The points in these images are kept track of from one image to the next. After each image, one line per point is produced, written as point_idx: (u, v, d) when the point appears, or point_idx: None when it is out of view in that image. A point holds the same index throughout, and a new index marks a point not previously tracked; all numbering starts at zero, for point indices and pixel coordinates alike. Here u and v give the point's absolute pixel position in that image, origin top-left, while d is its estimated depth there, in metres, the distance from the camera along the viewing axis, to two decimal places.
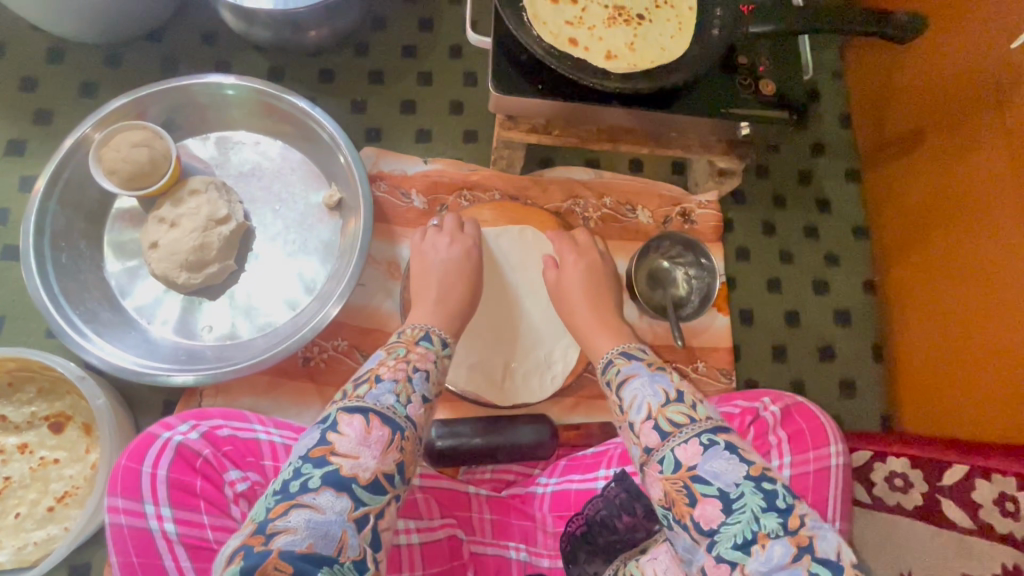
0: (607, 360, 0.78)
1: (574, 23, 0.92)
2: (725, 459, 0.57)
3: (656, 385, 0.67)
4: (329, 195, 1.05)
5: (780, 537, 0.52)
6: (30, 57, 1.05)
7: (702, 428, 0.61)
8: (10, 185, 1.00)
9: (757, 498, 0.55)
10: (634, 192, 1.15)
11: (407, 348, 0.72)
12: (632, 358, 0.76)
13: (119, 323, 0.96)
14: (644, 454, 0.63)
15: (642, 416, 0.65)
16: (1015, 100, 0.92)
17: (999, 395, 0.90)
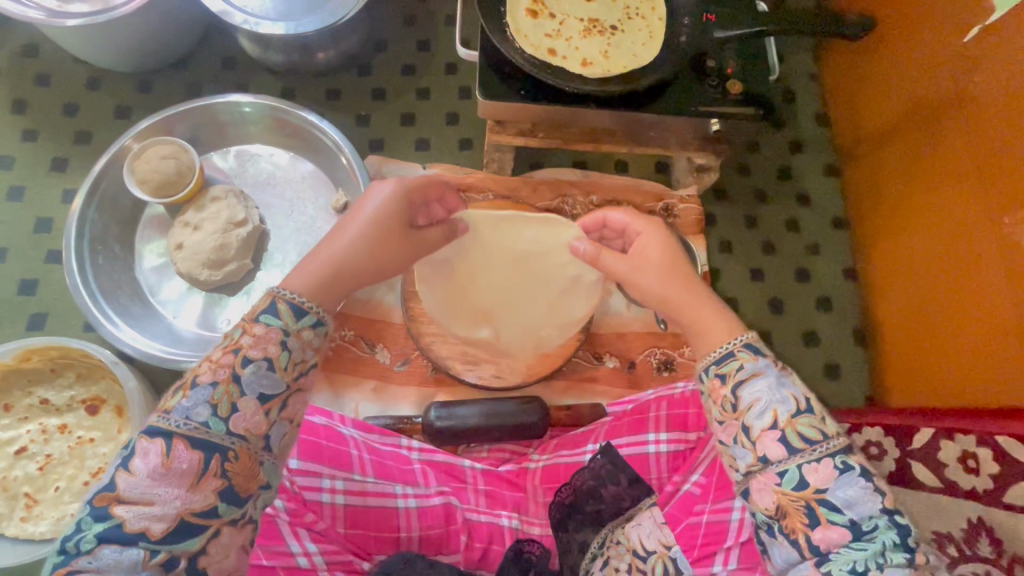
0: (724, 349, 0.72)
1: (552, 36, 1.02)
2: (858, 488, 0.62)
3: (785, 390, 0.66)
4: (336, 199, 1.14)
5: (900, 568, 0.59)
6: (72, 86, 1.18)
7: (834, 449, 0.63)
8: (54, 197, 1.12)
9: (888, 531, 0.60)
10: (619, 190, 1.23)
11: (243, 331, 0.67)
12: (756, 349, 0.70)
13: (148, 317, 1.06)
14: (758, 462, 0.65)
15: (766, 424, 0.65)
16: (973, 89, 0.98)
17: (982, 370, 0.92)
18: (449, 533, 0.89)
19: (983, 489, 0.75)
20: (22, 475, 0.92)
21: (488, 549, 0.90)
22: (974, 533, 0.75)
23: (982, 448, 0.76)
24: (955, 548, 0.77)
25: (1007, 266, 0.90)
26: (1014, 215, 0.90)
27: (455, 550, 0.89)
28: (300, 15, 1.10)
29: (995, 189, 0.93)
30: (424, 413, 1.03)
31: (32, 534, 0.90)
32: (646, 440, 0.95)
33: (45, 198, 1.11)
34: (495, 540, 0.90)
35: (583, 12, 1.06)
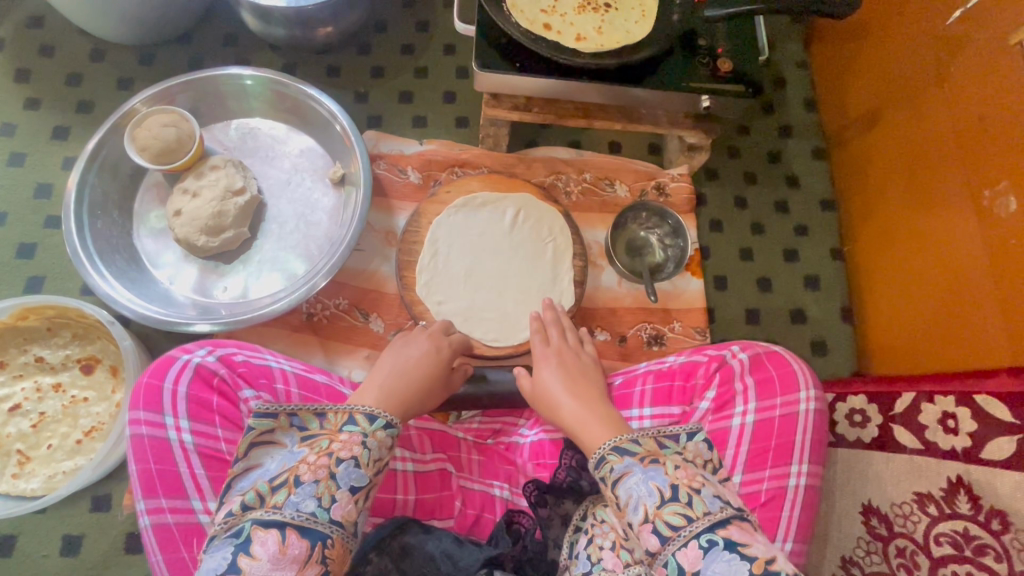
0: (598, 454, 0.73)
1: (548, 12, 1.05)
2: (723, 560, 0.59)
3: (651, 482, 0.67)
4: (334, 171, 1.16)
5: None
6: (76, 57, 1.20)
7: (699, 529, 0.62)
8: (55, 164, 1.13)
9: None
10: (613, 169, 1.25)
11: (330, 439, 0.70)
12: (623, 450, 0.71)
13: (144, 281, 1.07)
14: (648, 556, 0.65)
15: (640, 518, 0.65)
16: (954, 72, 1.01)
17: (971, 345, 0.93)
18: (443, 498, 0.91)
19: (962, 449, 0.77)
20: (15, 432, 0.93)
21: (480, 516, 0.92)
22: (952, 492, 0.76)
23: (962, 408, 0.79)
24: (936, 507, 0.77)
25: (990, 242, 0.92)
26: (994, 188, 0.92)
27: (449, 515, 0.90)
28: None
29: (975, 165, 0.96)
30: None
31: (24, 491, 0.90)
32: (632, 415, 0.99)
33: (46, 165, 1.13)
34: (487, 508, 0.93)
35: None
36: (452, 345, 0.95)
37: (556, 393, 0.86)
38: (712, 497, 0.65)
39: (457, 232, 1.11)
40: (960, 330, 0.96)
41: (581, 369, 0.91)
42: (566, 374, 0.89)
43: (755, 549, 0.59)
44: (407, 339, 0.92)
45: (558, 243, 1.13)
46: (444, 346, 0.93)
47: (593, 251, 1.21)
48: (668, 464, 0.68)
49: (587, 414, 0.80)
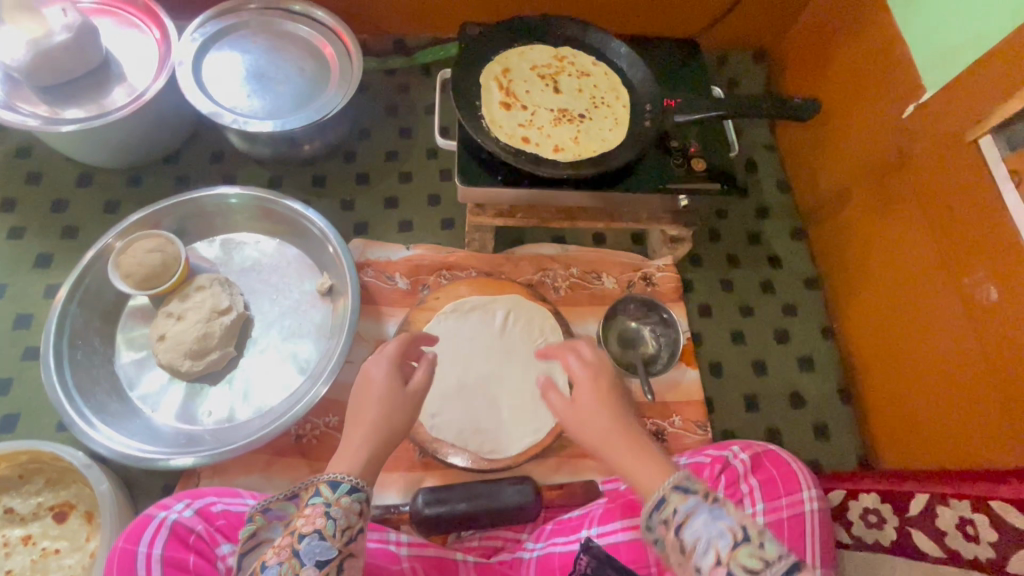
0: (657, 495, 0.63)
1: (526, 125, 1.09)
2: None
3: (720, 522, 0.59)
4: (321, 283, 1.16)
5: None
6: (63, 183, 1.22)
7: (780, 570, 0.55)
8: (36, 293, 1.12)
9: None
10: (598, 261, 1.27)
11: (297, 516, 0.72)
12: (687, 488, 0.62)
13: (125, 413, 1.03)
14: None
15: (711, 563, 0.58)
16: (915, 161, 1.06)
17: (979, 435, 0.92)
18: None
19: (986, 559, 0.74)
20: None
21: None
22: None
23: (979, 514, 0.77)
24: None
25: (977, 327, 0.93)
26: (974, 274, 0.94)
27: None
28: (287, 112, 1.15)
29: (949, 251, 0.98)
30: (411, 500, 1.00)
31: None
32: None
33: (27, 294, 1.11)
34: None
35: (552, 101, 1.13)
36: (399, 351, 0.89)
37: (586, 391, 0.73)
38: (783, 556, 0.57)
39: (446, 339, 1.10)
40: (967, 419, 0.94)
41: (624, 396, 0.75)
42: (606, 410, 0.72)
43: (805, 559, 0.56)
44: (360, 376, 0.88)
45: (550, 343, 1.12)
46: (389, 359, 0.88)
47: None
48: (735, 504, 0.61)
49: (637, 458, 0.68)
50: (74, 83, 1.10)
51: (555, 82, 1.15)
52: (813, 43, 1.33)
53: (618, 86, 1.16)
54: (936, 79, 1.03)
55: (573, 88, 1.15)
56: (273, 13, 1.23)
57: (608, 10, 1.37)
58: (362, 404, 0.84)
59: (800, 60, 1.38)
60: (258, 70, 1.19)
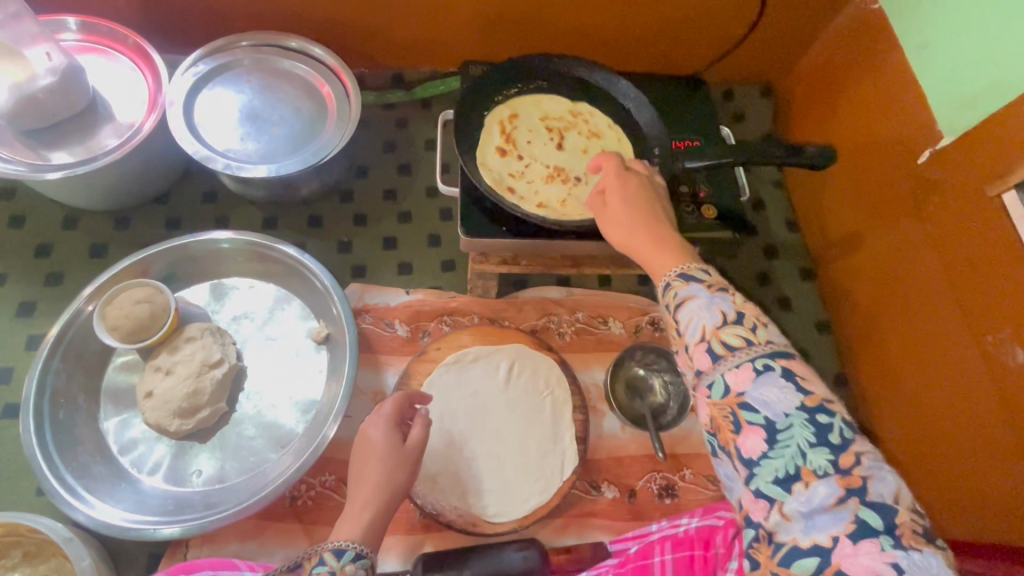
0: (665, 281, 0.74)
1: (516, 175, 1.06)
2: (777, 390, 0.61)
3: (715, 306, 0.67)
4: (318, 331, 1.11)
5: (826, 478, 0.56)
6: (48, 226, 1.17)
7: (757, 352, 0.63)
8: (18, 345, 1.07)
9: (804, 429, 0.59)
10: (605, 305, 1.23)
11: None
12: (690, 276, 0.72)
13: (110, 476, 0.97)
14: (695, 378, 0.67)
15: (697, 338, 0.67)
16: (931, 210, 1.03)
17: (1005, 500, 0.89)
18: None
19: None
20: None
21: None
22: None
23: None
24: None
25: (1000, 388, 0.90)
26: (996, 333, 0.91)
27: None
28: (283, 155, 1.11)
29: (969, 306, 0.95)
30: (411, 568, 0.95)
31: None
32: None
33: (8, 347, 1.07)
34: None
35: (552, 157, 1.09)
36: (397, 410, 0.89)
37: (613, 191, 0.86)
38: (777, 333, 0.66)
39: (449, 393, 1.05)
40: (992, 482, 0.91)
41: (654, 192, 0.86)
42: (630, 202, 0.84)
43: (813, 386, 0.61)
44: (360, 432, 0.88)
45: (556, 396, 1.08)
46: (387, 420, 0.87)
47: (592, 394, 1.15)
48: (734, 294, 0.68)
49: (658, 248, 0.79)
50: (59, 126, 1.06)
51: (563, 137, 1.11)
52: (821, 80, 1.31)
53: (623, 140, 1.11)
54: (950, 126, 1.00)
55: (578, 146, 1.11)
56: (268, 51, 1.19)
57: (613, 43, 1.33)
58: (362, 464, 0.83)
59: (808, 97, 1.36)
60: (253, 111, 1.15)
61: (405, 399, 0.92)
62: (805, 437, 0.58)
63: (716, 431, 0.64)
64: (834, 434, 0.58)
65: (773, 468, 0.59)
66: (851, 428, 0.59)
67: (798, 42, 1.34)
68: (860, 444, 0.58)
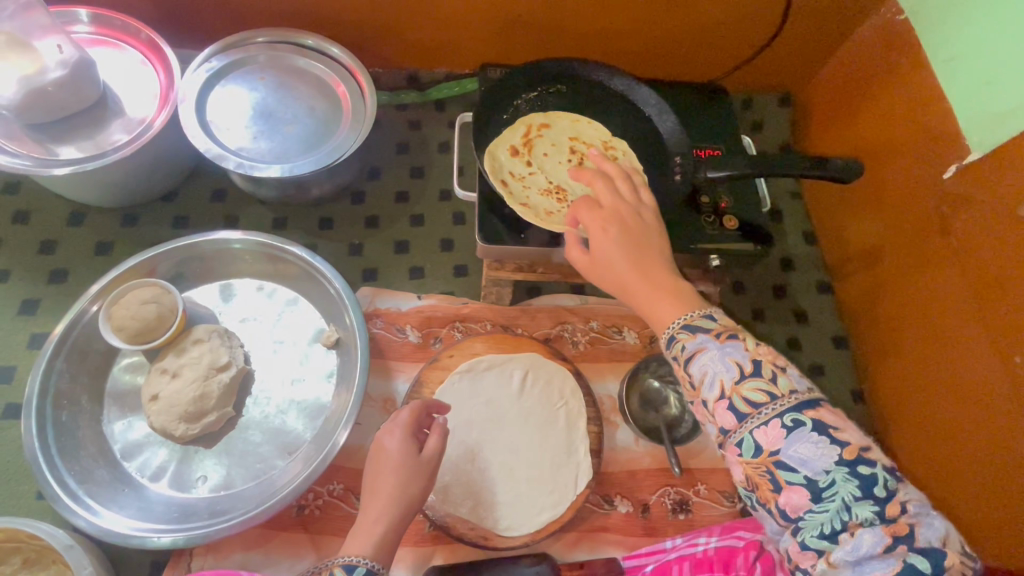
0: (669, 334, 0.74)
1: (516, 178, 1.02)
2: (810, 446, 0.62)
3: (728, 358, 0.68)
4: (327, 335, 1.09)
5: (872, 526, 0.58)
6: (53, 222, 1.14)
7: (782, 407, 0.64)
8: (20, 343, 1.04)
9: (848, 483, 0.60)
10: (619, 315, 1.21)
11: None
12: (695, 327, 0.72)
13: (113, 481, 0.95)
14: (721, 434, 0.68)
15: (716, 394, 0.67)
16: (959, 225, 1.00)
17: None
18: None
19: None
20: None
21: None
22: None
23: None
24: None
25: None
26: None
27: None
28: (296, 155, 1.09)
29: (999, 324, 0.93)
30: None
31: None
32: None
33: (10, 345, 1.04)
34: None
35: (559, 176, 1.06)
36: (414, 419, 0.86)
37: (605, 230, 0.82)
38: (797, 378, 0.66)
39: (461, 401, 1.03)
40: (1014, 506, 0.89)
41: (640, 231, 0.82)
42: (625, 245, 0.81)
43: (846, 435, 0.62)
44: (376, 439, 0.86)
45: (569, 407, 1.06)
46: (403, 430, 0.84)
47: (606, 406, 1.13)
48: (746, 341, 0.69)
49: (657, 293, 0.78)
50: (68, 121, 1.03)
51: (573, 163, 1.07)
52: (841, 92, 1.30)
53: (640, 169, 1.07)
54: (981, 141, 0.97)
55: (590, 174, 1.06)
56: (283, 48, 1.17)
57: (631, 47, 1.31)
58: (376, 475, 0.81)
59: (828, 108, 1.34)
60: (267, 109, 1.13)
61: (422, 407, 0.89)
62: (850, 491, 0.60)
63: (754, 488, 0.65)
64: (878, 486, 0.60)
65: (818, 521, 0.61)
66: (891, 477, 0.61)
67: (820, 52, 1.32)
68: (903, 492, 0.60)
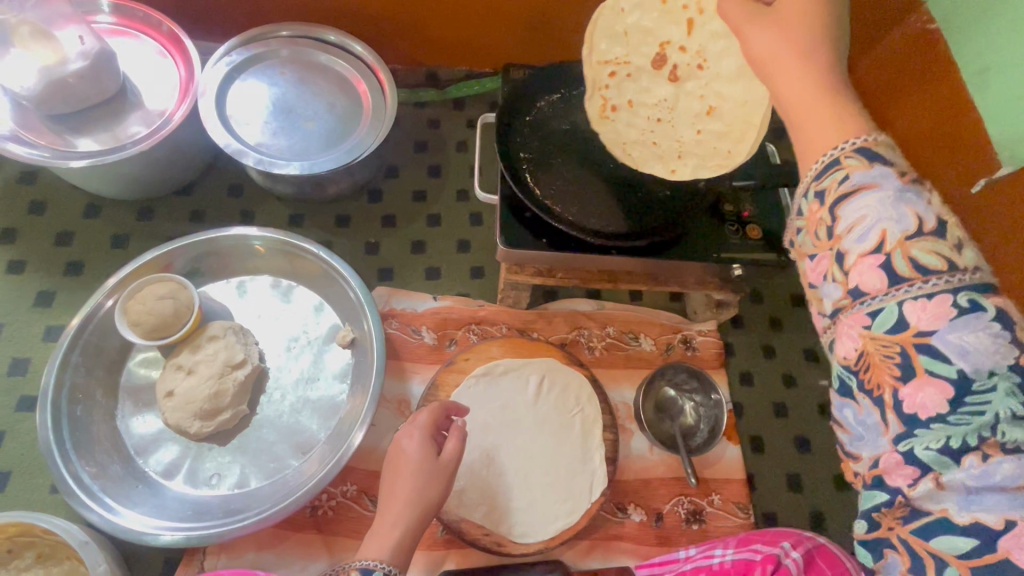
0: (827, 158, 0.57)
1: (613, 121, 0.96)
2: (978, 338, 0.48)
3: (905, 206, 0.52)
4: (342, 334, 1.08)
5: (1015, 454, 0.48)
6: (69, 214, 1.14)
7: (961, 283, 0.49)
8: (35, 336, 1.04)
9: (1008, 399, 0.47)
10: (635, 321, 1.20)
11: None
12: (872, 154, 0.55)
13: (128, 476, 0.95)
14: (846, 297, 0.55)
15: (867, 245, 0.53)
16: (993, 241, 1.00)
17: None
18: None
19: None
20: None
21: None
22: None
23: None
24: None
25: None
26: None
27: None
28: (316, 152, 1.08)
29: None
30: None
31: None
32: None
33: (25, 337, 1.04)
34: None
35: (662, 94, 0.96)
36: (432, 422, 0.86)
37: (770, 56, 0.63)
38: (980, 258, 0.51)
39: (477, 405, 1.02)
40: None
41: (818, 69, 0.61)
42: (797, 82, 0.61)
43: None
44: (394, 440, 0.85)
45: (586, 414, 1.05)
46: (421, 433, 0.84)
47: (621, 412, 1.12)
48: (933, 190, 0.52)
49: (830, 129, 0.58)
50: (87, 112, 1.02)
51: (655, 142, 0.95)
52: (868, 100, 1.27)
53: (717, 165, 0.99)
54: (1012, 156, 0.95)
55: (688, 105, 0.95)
56: (305, 43, 1.16)
57: None
58: (395, 478, 0.81)
59: None
60: (287, 105, 1.12)
61: (440, 409, 0.89)
62: (1008, 406, 0.47)
63: (866, 369, 0.54)
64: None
65: (943, 434, 0.50)
66: None
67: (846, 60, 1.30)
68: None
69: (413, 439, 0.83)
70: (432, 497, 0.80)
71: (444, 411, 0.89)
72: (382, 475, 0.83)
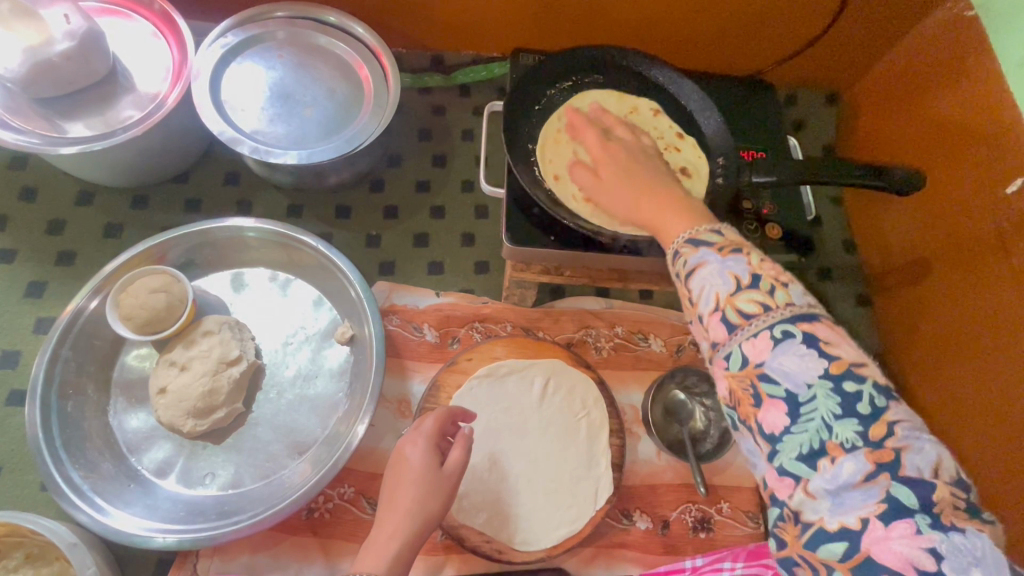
0: (672, 252, 0.68)
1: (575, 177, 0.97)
2: (795, 358, 0.55)
3: (727, 270, 0.61)
4: (341, 331, 1.04)
5: (854, 452, 0.51)
6: (61, 201, 1.10)
7: (777, 318, 0.57)
8: (26, 327, 1.01)
9: (829, 400, 0.53)
10: (645, 320, 1.15)
11: None
12: (699, 241, 0.65)
13: (120, 475, 0.92)
14: (711, 349, 0.62)
15: (710, 308, 0.61)
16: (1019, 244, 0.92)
17: None
18: None
19: None
20: None
21: None
22: None
23: None
24: None
25: None
26: None
27: None
28: (313, 140, 1.03)
29: None
30: None
31: None
32: None
33: (16, 328, 1.01)
34: None
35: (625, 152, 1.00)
36: (436, 429, 0.82)
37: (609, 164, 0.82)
38: (800, 293, 0.59)
39: (480, 407, 0.98)
40: None
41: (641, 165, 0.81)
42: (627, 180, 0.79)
43: (839, 349, 0.55)
44: (397, 445, 0.82)
45: (591, 417, 1.01)
46: (425, 440, 0.80)
47: (628, 416, 1.08)
48: (750, 253, 0.62)
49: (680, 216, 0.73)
50: (76, 95, 0.98)
51: None
52: (893, 92, 1.21)
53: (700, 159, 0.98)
54: None
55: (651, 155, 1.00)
56: (304, 24, 1.10)
57: (673, 33, 1.23)
58: (396, 487, 0.77)
59: (877, 108, 1.26)
60: (284, 90, 1.07)
61: (445, 416, 0.85)
62: (830, 407, 0.53)
63: (736, 404, 0.59)
64: (862, 403, 0.53)
65: (797, 441, 0.53)
66: (879, 392, 0.53)
67: (875, 49, 1.24)
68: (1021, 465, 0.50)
69: (416, 446, 0.80)
70: (434, 509, 0.76)
71: (445, 418, 0.85)
72: (384, 480, 0.80)
